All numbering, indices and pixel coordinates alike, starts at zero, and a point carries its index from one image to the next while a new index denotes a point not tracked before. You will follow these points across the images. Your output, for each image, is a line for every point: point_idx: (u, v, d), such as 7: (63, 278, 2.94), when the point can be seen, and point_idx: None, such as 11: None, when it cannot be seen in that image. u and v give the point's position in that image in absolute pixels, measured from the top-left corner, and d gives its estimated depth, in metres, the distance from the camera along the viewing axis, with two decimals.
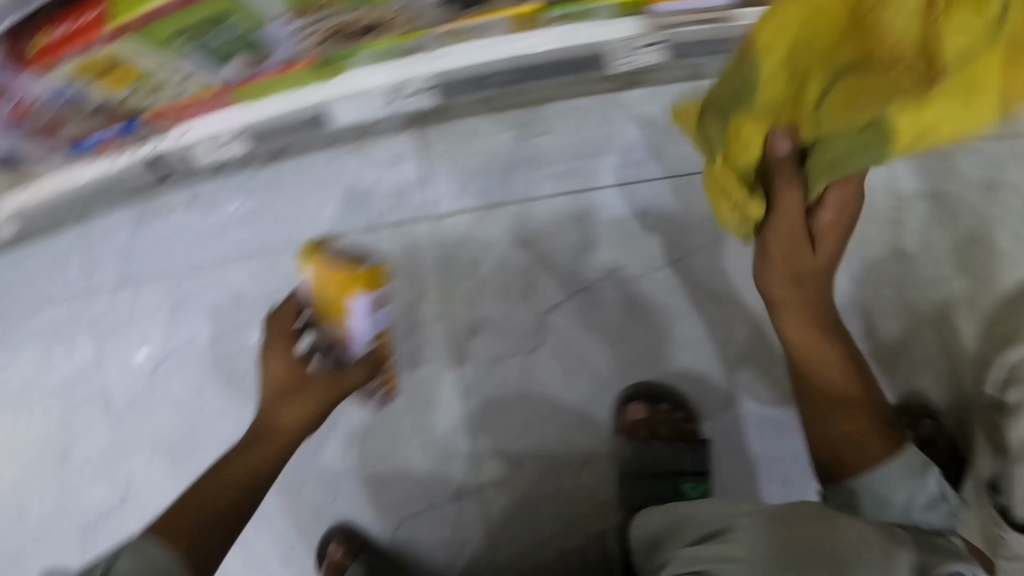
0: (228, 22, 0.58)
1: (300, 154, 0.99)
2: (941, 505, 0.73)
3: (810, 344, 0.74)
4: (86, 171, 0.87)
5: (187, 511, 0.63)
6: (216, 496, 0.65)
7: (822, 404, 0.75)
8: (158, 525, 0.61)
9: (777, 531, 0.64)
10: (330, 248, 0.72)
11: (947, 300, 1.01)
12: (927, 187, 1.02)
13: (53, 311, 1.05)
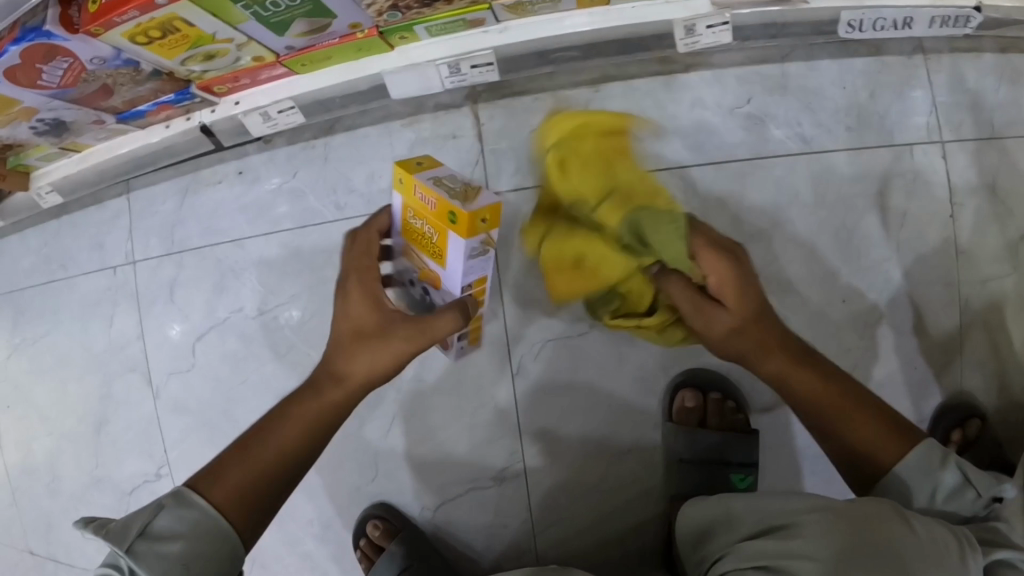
0: None
1: (350, 127, 0.98)
2: None
3: (828, 402, 0.68)
4: (148, 136, 0.94)
5: (228, 467, 0.60)
6: (262, 453, 0.62)
7: (829, 426, 0.68)
8: (199, 484, 0.59)
9: (848, 528, 0.54)
10: (431, 169, 0.64)
11: (999, 298, 0.99)
12: (983, 181, 0.98)
13: (98, 280, 1.06)
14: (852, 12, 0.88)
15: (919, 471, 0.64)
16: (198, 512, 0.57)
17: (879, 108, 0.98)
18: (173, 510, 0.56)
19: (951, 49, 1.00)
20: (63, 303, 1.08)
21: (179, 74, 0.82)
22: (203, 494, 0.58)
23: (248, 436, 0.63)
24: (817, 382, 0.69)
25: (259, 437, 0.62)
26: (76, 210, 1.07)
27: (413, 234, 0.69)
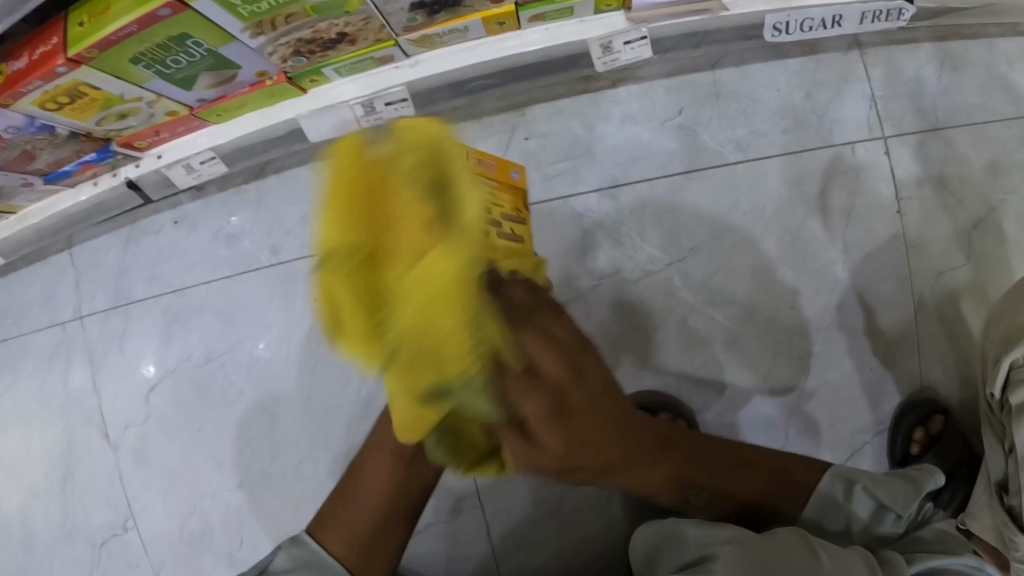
0: (185, 44, 0.70)
1: (279, 171, 1.01)
2: (887, 511, 0.68)
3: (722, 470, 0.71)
4: (81, 194, 0.94)
5: (334, 514, 0.70)
6: (351, 493, 0.71)
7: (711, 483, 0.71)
8: (319, 533, 0.70)
9: (753, 563, 0.58)
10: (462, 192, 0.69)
11: (955, 290, 1.01)
12: (928, 174, 1.02)
13: (47, 337, 1.05)
14: (777, 15, 0.86)
15: (828, 502, 0.71)
16: (314, 555, 0.68)
17: (817, 108, 1.01)
18: (288, 551, 0.69)
19: (886, 41, 1.04)
20: (15, 360, 1.06)
21: (96, 134, 0.82)
22: (318, 537, 0.69)
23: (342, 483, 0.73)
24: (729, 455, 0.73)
25: (353, 491, 0.71)
26: (21, 267, 1.06)
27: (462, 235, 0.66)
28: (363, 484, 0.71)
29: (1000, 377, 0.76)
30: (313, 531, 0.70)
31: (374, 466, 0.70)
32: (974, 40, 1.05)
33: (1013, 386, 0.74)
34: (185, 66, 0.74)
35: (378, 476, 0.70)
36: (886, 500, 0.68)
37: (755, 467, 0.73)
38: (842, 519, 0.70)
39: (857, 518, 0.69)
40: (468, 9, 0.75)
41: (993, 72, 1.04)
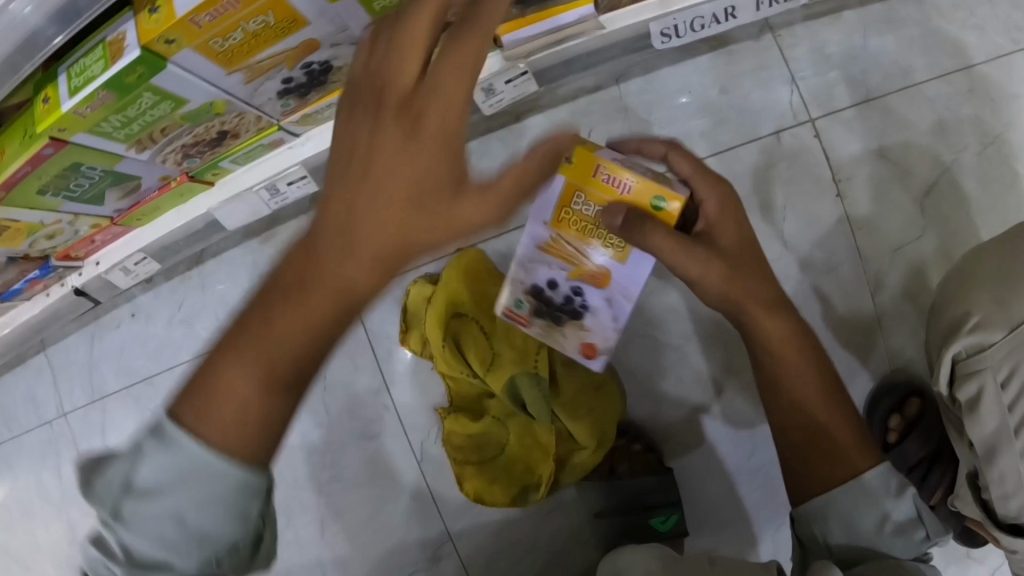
0: (82, 169, 0.74)
1: (217, 255, 1.08)
2: (918, 529, 0.61)
3: (804, 390, 0.67)
4: (37, 306, 1.02)
5: (203, 388, 0.47)
6: (243, 380, 0.47)
7: (800, 398, 0.67)
8: (191, 413, 0.46)
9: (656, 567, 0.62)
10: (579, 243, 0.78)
11: (920, 263, 0.97)
12: (870, 147, 0.97)
13: (38, 436, 1.13)
14: (660, 22, 0.84)
15: (866, 494, 0.62)
16: (183, 449, 0.44)
17: (733, 103, 0.98)
18: (154, 456, 0.44)
19: (804, 17, 0.98)
20: (17, 460, 1.14)
21: (34, 254, 0.89)
22: (187, 424, 0.45)
23: (222, 347, 0.48)
24: (810, 359, 0.68)
25: (248, 340, 0.48)
26: (4, 372, 1.14)
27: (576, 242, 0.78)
28: (263, 395, 0.47)
29: (943, 369, 0.62)
30: (174, 413, 0.46)
31: (286, 311, 0.48)
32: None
33: (959, 381, 0.61)
34: (92, 185, 0.79)
35: (281, 324, 0.47)
36: (923, 518, 0.62)
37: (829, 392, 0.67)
38: (877, 515, 0.61)
39: (892, 519, 0.61)
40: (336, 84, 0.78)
41: (926, 25, 0.98)
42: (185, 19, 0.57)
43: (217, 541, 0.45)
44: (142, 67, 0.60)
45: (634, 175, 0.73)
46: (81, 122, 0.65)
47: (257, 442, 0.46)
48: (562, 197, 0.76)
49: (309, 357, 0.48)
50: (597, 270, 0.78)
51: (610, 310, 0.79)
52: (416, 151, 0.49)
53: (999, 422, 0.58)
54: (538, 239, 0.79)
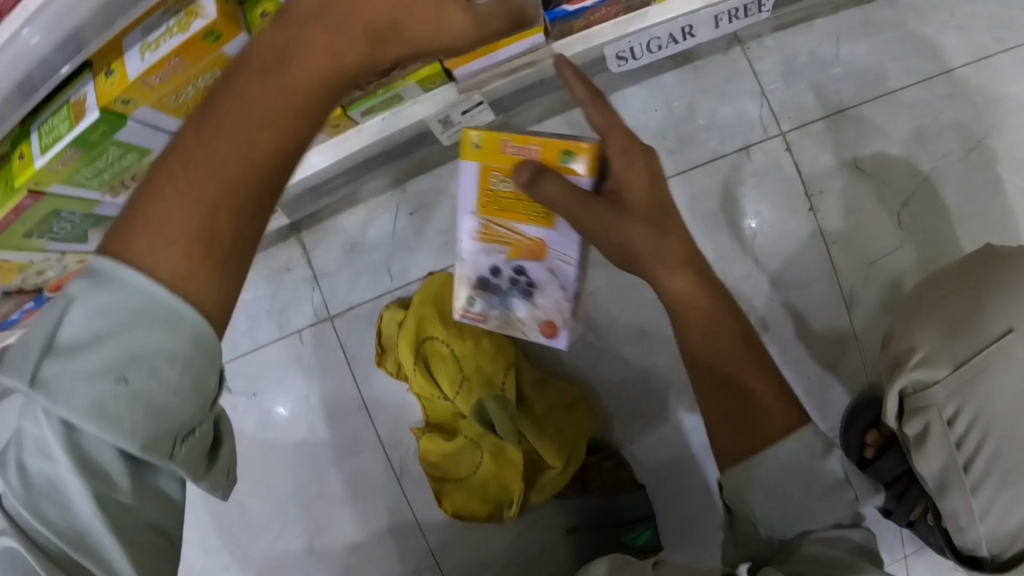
0: (63, 214, 0.80)
1: None
2: (847, 491, 0.58)
3: (719, 357, 0.64)
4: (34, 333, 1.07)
5: (135, 218, 0.44)
6: (187, 195, 0.44)
7: (713, 369, 0.64)
8: (139, 236, 0.43)
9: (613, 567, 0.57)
10: (510, 221, 0.79)
11: (898, 275, 0.95)
12: (843, 159, 0.96)
13: None
14: (614, 46, 0.84)
15: (789, 462, 0.58)
16: (135, 277, 0.42)
17: (700, 119, 0.97)
18: (91, 298, 0.42)
19: (773, 28, 0.97)
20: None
21: (26, 287, 0.94)
22: (127, 255, 0.43)
23: (166, 166, 0.45)
24: (723, 319, 0.65)
25: (196, 145, 0.45)
26: None
27: (503, 218, 0.79)
28: (225, 209, 0.45)
29: (891, 404, 0.62)
30: (107, 250, 0.43)
31: (242, 96, 0.46)
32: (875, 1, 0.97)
33: (906, 418, 0.61)
34: (72, 226, 0.85)
35: (236, 120, 0.46)
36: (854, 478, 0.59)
37: (745, 361, 0.64)
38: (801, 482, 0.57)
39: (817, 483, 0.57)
40: None
41: (900, 31, 0.96)
42: (138, 82, 0.61)
43: (171, 419, 0.43)
44: (103, 125, 0.64)
45: (538, 141, 0.74)
46: (55, 176, 0.69)
47: (220, 253, 0.45)
48: (480, 180, 0.77)
49: (275, 176, 0.47)
50: (531, 242, 0.79)
51: (556, 280, 0.80)
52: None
53: (947, 457, 0.60)
54: (472, 233, 0.81)
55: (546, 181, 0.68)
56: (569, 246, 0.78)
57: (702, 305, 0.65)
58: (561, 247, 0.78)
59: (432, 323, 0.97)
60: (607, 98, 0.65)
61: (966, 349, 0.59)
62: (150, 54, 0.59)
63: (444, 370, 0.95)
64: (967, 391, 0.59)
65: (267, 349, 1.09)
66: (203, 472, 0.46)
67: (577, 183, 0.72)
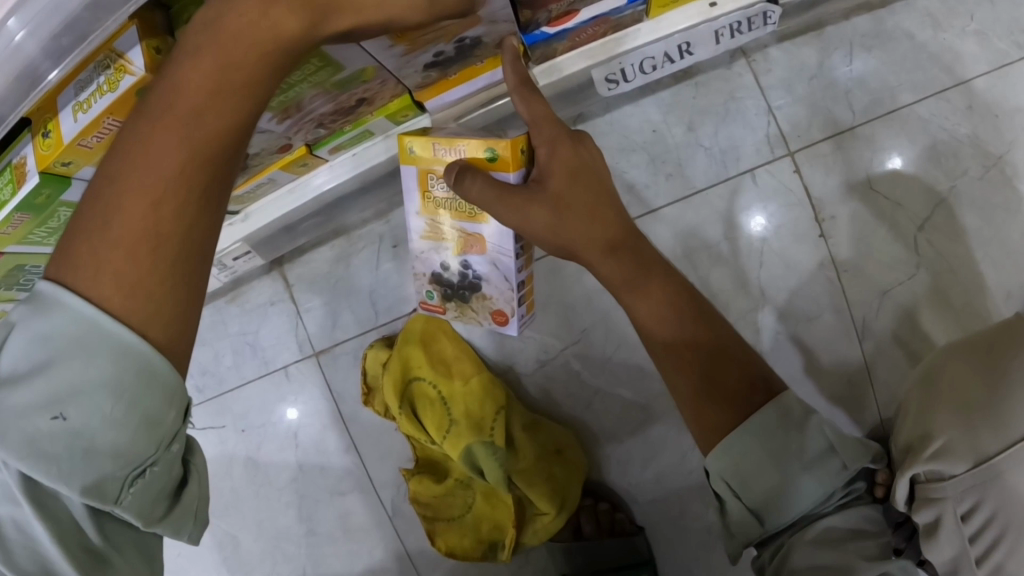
0: (26, 268, 0.76)
1: None
2: (831, 462, 0.55)
3: (688, 365, 0.61)
4: None
5: (75, 234, 0.42)
6: (127, 199, 0.42)
7: (688, 376, 0.61)
8: (78, 249, 0.41)
9: None
10: (449, 213, 0.72)
11: (912, 305, 0.88)
12: (852, 182, 0.89)
13: None
14: (603, 68, 0.76)
15: (779, 462, 0.55)
16: (74, 300, 0.40)
17: (699, 141, 0.90)
18: (37, 317, 0.40)
19: (778, 39, 0.89)
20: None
21: None
22: (69, 275, 0.41)
23: (103, 179, 0.43)
24: (696, 324, 0.63)
25: (132, 151, 0.42)
26: None
27: (442, 212, 0.72)
28: (158, 213, 0.42)
29: (899, 491, 0.54)
30: (52, 269, 0.41)
31: (169, 95, 0.43)
32: (890, 6, 0.88)
33: (915, 505, 0.53)
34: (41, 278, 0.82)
35: (170, 119, 0.43)
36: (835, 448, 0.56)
37: (722, 365, 0.61)
38: (795, 492, 0.55)
39: (807, 447, 0.56)
40: (260, 165, 0.73)
41: (918, 39, 0.88)
42: (74, 145, 0.57)
43: (118, 456, 0.40)
44: (48, 188, 0.61)
45: (464, 141, 0.67)
46: (9, 238, 0.67)
47: (167, 258, 0.42)
48: (419, 179, 0.71)
49: (212, 171, 0.45)
50: (473, 238, 0.73)
51: (500, 273, 0.75)
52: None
53: (957, 548, 0.52)
54: (418, 231, 0.75)
55: (472, 181, 0.63)
56: (506, 237, 0.71)
57: (676, 316, 0.63)
58: (503, 238, 0.71)
59: (416, 361, 0.92)
60: (536, 86, 0.64)
61: (994, 444, 0.51)
62: (83, 115, 0.55)
63: (429, 413, 0.91)
64: (985, 490, 0.50)
65: (252, 385, 1.06)
66: (157, 518, 0.44)
67: (503, 181, 0.66)
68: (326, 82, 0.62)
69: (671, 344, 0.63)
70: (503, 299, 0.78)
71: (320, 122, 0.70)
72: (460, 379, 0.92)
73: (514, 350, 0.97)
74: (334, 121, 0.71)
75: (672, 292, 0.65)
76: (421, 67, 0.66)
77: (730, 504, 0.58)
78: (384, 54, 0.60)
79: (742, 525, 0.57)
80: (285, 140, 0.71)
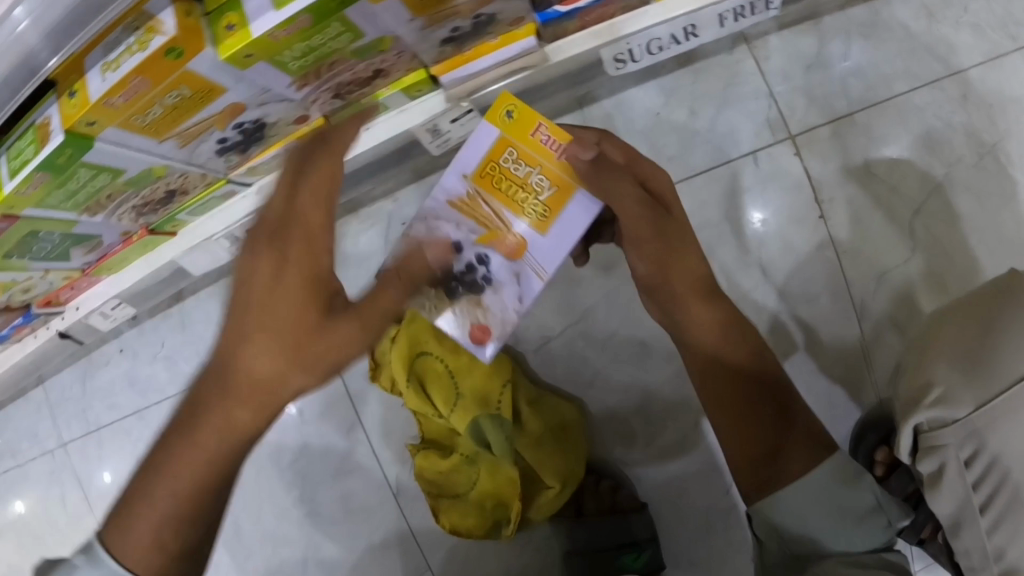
0: (43, 234, 0.76)
1: (196, 293, 1.09)
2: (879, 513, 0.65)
3: (720, 395, 0.72)
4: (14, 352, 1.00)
5: (128, 505, 0.61)
6: (169, 490, 0.61)
7: (719, 399, 0.72)
8: (118, 516, 0.61)
9: None
10: (489, 205, 0.74)
11: (907, 288, 0.90)
12: (849, 165, 0.91)
13: (36, 470, 1.12)
14: (611, 48, 0.79)
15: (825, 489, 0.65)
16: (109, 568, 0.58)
17: (702, 124, 0.93)
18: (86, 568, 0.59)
19: (779, 26, 0.92)
20: (12, 491, 1.13)
21: (15, 304, 0.89)
22: (110, 545, 0.59)
23: (164, 459, 0.61)
24: (727, 334, 0.74)
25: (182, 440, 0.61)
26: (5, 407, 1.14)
27: (495, 185, 0.74)
28: (177, 499, 0.61)
29: (904, 440, 0.58)
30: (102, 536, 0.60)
31: (218, 404, 0.61)
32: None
33: (920, 455, 0.57)
34: (57, 245, 0.80)
35: (222, 413, 0.61)
36: (884, 506, 0.65)
37: (739, 380, 0.71)
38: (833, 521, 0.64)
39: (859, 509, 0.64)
40: (275, 137, 0.77)
41: (913, 30, 0.91)
42: (99, 103, 0.58)
43: None
44: (70, 149, 0.61)
45: (565, 134, 0.73)
46: (26, 200, 0.67)
47: (186, 527, 0.61)
48: (491, 148, 0.74)
49: (227, 456, 0.62)
50: (513, 238, 0.73)
51: (517, 287, 0.74)
52: (285, 278, 0.62)
53: (961, 497, 0.55)
54: (454, 193, 0.75)
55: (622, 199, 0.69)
56: (551, 257, 0.73)
57: (722, 337, 0.73)
58: (539, 262, 0.73)
59: (420, 339, 0.93)
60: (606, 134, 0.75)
61: (989, 389, 0.54)
62: (110, 74, 0.56)
63: (435, 388, 0.92)
64: (982, 437, 0.54)
65: None
66: None
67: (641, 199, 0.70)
68: (343, 50, 0.64)
69: (711, 356, 0.73)
70: (497, 315, 0.75)
71: (337, 87, 0.71)
72: (463, 357, 0.92)
73: (520, 328, 0.98)
74: (349, 90, 0.72)
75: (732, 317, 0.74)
76: (438, 42, 0.69)
77: (770, 546, 0.67)
78: (405, 28, 0.63)
79: (781, 564, 0.65)
80: (302, 111, 0.73)
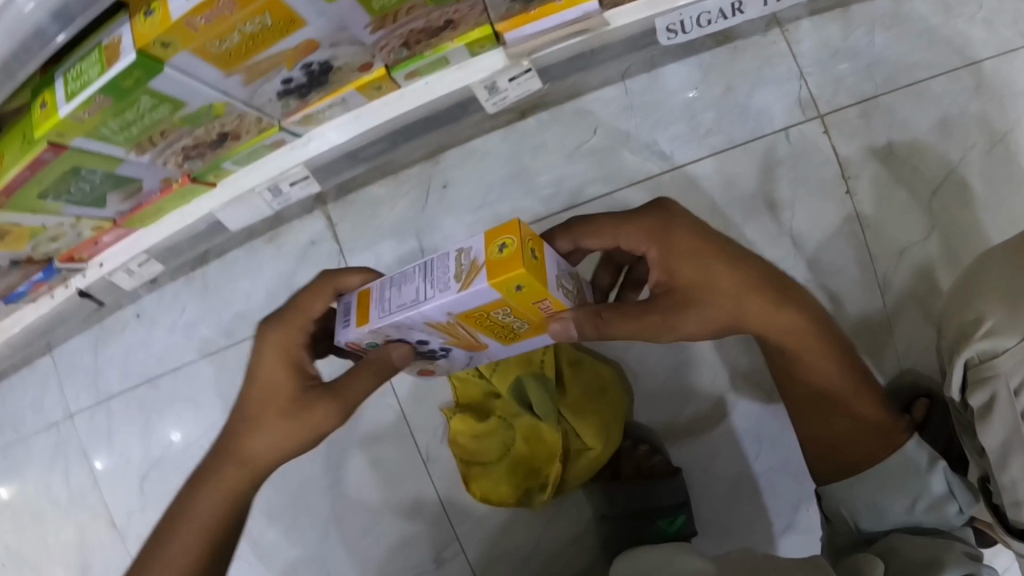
0: (86, 172, 0.73)
1: (221, 255, 1.05)
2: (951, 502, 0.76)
3: (817, 411, 0.79)
4: (30, 311, 0.98)
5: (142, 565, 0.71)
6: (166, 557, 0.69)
7: (809, 414, 0.80)
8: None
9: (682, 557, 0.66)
10: (461, 331, 0.64)
11: (925, 263, 0.96)
12: (873, 145, 0.97)
13: (39, 442, 1.06)
14: (666, 17, 0.83)
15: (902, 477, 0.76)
16: None
17: (738, 100, 0.97)
18: None
19: (810, 12, 0.98)
20: (13, 463, 1.06)
21: (37, 257, 0.87)
22: None
23: (168, 526, 0.71)
24: (841, 365, 0.76)
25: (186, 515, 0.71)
26: (9, 374, 1.09)
27: (478, 322, 0.61)
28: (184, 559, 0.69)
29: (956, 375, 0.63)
30: None
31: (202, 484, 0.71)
32: None
33: (970, 388, 0.61)
34: (97, 186, 0.77)
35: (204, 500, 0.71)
36: (956, 494, 0.76)
37: (842, 399, 0.77)
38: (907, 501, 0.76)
39: (923, 500, 0.76)
40: (337, 83, 0.77)
41: (932, 23, 0.99)
42: (181, 22, 0.56)
43: None
44: (139, 71, 0.60)
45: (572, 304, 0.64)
46: (80, 127, 0.64)
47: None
48: (487, 304, 0.57)
49: (228, 522, 0.71)
50: (475, 343, 0.70)
51: (468, 356, 0.77)
52: (264, 377, 0.70)
53: (1010, 428, 0.59)
54: (430, 321, 0.60)
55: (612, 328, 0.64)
56: (500, 350, 0.75)
57: (831, 371, 0.76)
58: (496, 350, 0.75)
59: None
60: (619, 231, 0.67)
61: None
62: None
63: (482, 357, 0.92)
64: None
65: None
66: None
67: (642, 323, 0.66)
68: None
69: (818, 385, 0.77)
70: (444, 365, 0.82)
71: (409, 33, 0.71)
72: None
73: None
74: (418, 36, 0.73)
75: (845, 352, 0.75)
76: None
77: (839, 525, 0.80)
78: None
79: (849, 541, 0.78)
80: (369, 57, 0.74)
